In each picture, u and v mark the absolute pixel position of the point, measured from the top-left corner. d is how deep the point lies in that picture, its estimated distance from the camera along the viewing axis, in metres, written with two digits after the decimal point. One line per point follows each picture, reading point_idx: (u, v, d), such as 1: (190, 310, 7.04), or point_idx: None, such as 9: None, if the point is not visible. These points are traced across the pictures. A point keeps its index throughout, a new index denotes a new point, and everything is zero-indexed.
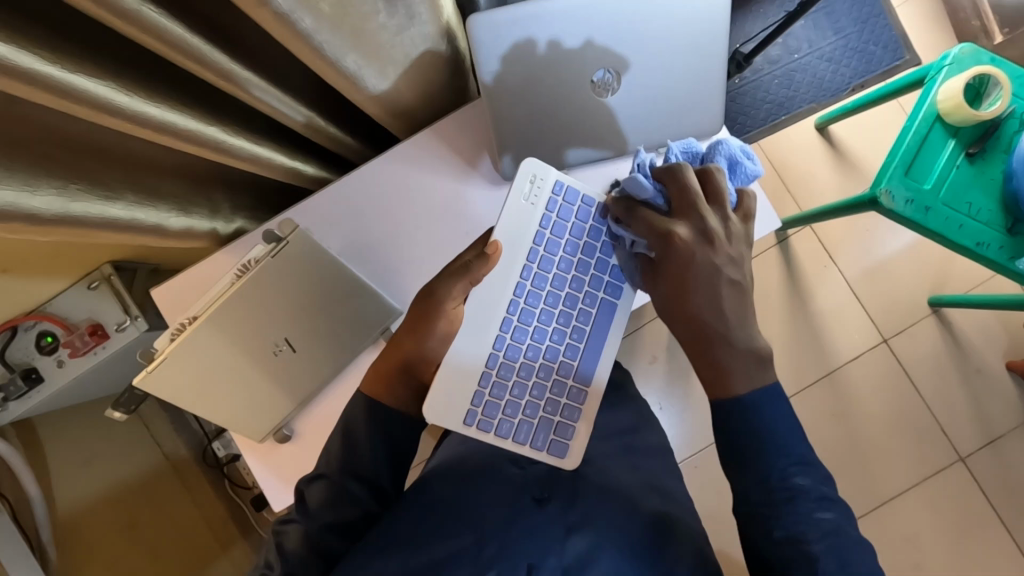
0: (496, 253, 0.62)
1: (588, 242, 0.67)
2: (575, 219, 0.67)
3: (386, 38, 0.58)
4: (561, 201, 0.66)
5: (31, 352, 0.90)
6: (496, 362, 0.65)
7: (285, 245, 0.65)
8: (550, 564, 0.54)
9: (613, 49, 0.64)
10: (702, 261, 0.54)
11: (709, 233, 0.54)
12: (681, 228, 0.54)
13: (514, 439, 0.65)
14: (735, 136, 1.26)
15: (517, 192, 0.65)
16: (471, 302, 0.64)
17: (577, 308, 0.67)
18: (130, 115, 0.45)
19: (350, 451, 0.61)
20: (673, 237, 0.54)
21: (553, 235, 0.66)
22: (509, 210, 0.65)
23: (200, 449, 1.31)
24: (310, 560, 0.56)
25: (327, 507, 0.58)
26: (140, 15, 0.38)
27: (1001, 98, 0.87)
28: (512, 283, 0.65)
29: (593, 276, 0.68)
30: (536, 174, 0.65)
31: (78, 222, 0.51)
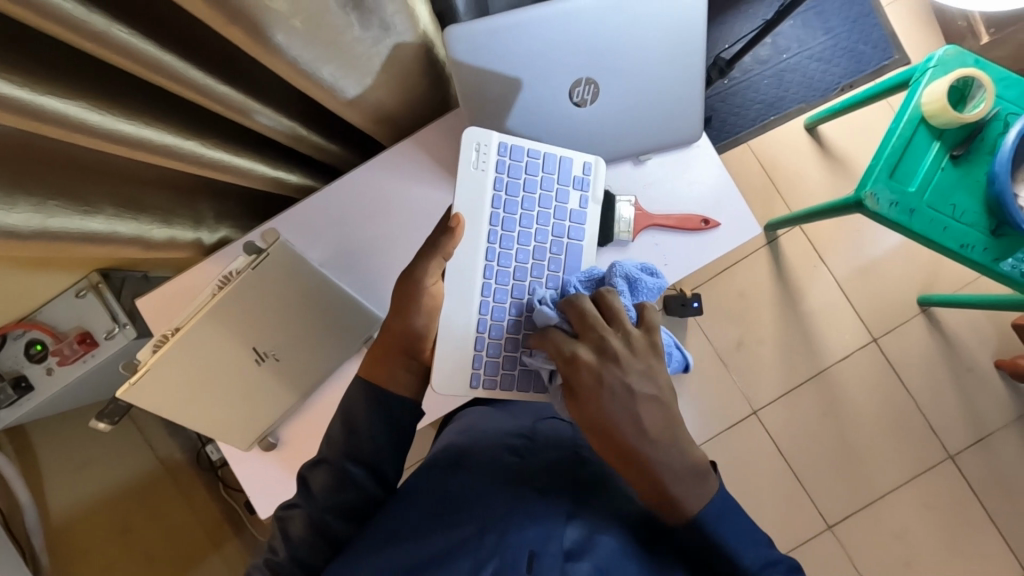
0: (461, 226, 0.61)
1: (542, 193, 0.67)
2: (525, 174, 0.67)
3: (363, 49, 0.58)
4: (509, 161, 0.66)
5: (20, 360, 0.90)
6: (486, 325, 0.65)
7: (265, 257, 0.64)
8: (551, 550, 0.51)
9: (591, 60, 0.65)
10: (609, 382, 0.51)
11: (610, 353, 0.52)
12: (583, 349, 0.53)
13: (518, 390, 0.66)
14: (725, 137, 1.28)
15: (464, 164, 0.64)
16: (449, 281, 0.65)
17: (546, 257, 0.67)
18: (105, 133, 0.46)
19: (351, 435, 0.60)
20: (576, 360, 0.53)
21: (508, 194, 0.66)
22: (461, 185, 0.65)
23: (194, 452, 1.25)
24: (316, 543, 0.58)
25: (330, 492, 0.58)
26: (109, 36, 0.39)
27: (984, 99, 0.88)
28: (481, 252, 0.65)
29: (554, 224, 0.68)
30: (478, 141, 0.64)
31: (54, 237, 0.51)
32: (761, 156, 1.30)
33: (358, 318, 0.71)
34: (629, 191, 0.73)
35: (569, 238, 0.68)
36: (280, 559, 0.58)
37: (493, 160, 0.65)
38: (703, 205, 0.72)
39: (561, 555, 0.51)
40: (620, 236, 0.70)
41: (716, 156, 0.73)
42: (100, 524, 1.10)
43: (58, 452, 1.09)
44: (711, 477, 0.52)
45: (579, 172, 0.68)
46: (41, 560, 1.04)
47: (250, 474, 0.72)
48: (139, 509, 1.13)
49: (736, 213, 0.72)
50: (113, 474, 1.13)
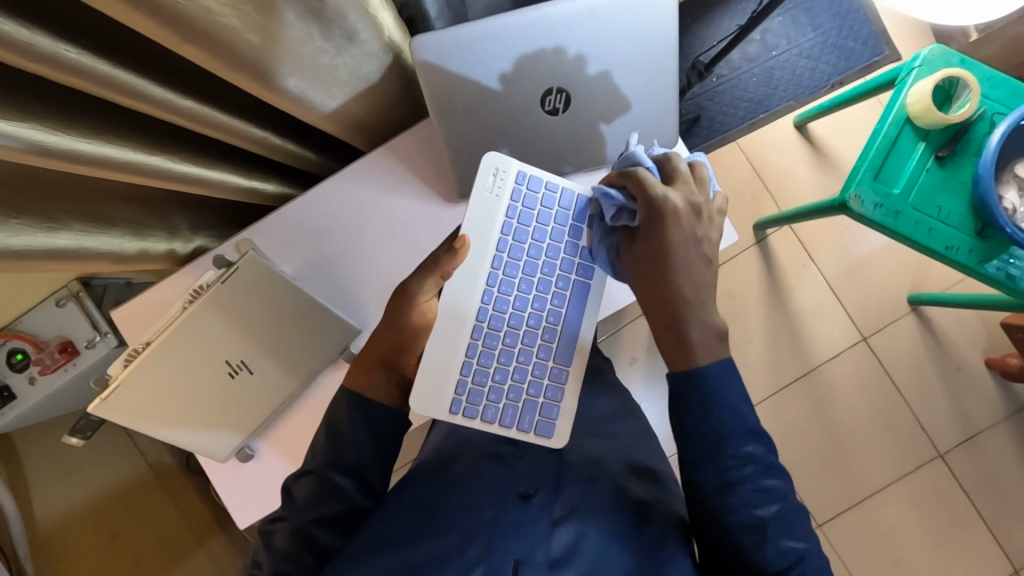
0: (462, 246, 0.60)
1: (555, 227, 0.68)
2: (540, 206, 0.67)
3: (328, 60, 0.58)
4: (525, 191, 0.67)
5: (3, 369, 0.90)
6: (476, 350, 0.65)
7: (234, 271, 0.65)
8: (537, 559, 0.50)
9: (560, 71, 0.66)
10: (686, 230, 0.54)
11: (695, 206, 0.55)
12: (674, 196, 0.54)
13: (500, 423, 0.65)
14: (712, 137, 1.26)
15: (480, 186, 0.66)
16: (443, 299, 0.64)
17: (550, 291, 0.66)
18: (61, 154, 0.45)
19: (333, 443, 0.59)
20: (666, 203, 0.53)
21: (520, 223, 0.66)
22: (474, 206, 0.66)
23: (185, 455, 1.17)
24: (300, 555, 0.56)
25: (313, 502, 0.58)
26: (58, 57, 0.38)
27: (970, 99, 0.87)
28: (483, 276, 0.65)
29: (563, 259, 0.67)
30: (498, 167, 0.66)
31: (18, 256, 0.50)
32: (749, 155, 1.29)
33: (335, 330, 0.70)
34: None
35: (576, 276, 0.67)
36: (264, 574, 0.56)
37: (509, 188, 0.66)
38: None
39: (547, 564, 0.50)
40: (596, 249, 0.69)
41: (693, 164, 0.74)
42: (83, 530, 1.12)
43: (45, 457, 1.12)
44: None
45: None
46: (25, 567, 1.08)
47: (228, 484, 0.72)
48: (128, 514, 1.14)
49: None
50: (102, 482, 1.14)
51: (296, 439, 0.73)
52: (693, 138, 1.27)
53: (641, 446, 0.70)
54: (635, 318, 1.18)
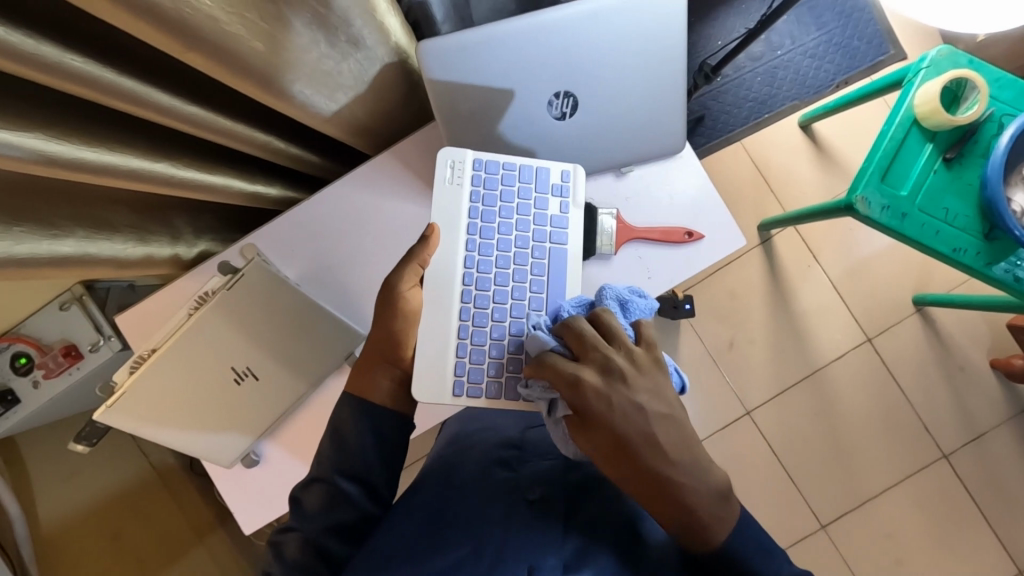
0: (434, 233, 0.62)
1: (520, 201, 0.67)
2: (501, 185, 0.67)
3: (332, 66, 0.58)
4: (484, 175, 0.67)
5: (8, 373, 0.90)
6: (467, 330, 0.64)
7: (240, 277, 0.65)
8: (549, 564, 0.51)
9: (567, 75, 0.66)
10: (618, 403, 0.47)
11: (615, 371, 0.48)
12: (587, 371, 0.48)
13: (507, 397, 0.62)
14: (716, 137, 1.25)
15: (439, 181, 0.66)
16: (427, 288, 0.64)
17: (528, 262, 0.66)
18: (65, 162, 0.44)
19: (341, 449, 0.59)
20: (580, 385, 0.48)
21: (485, 205, 0.66)
22: (437, 201, 0.66)
23: (189, 458, 1.19)
24: (311, 563, 0.56)
25: (323, 511, 0.57)
26: (62, 66, 0.38)
27: (978, 102, 0.86)
28: (459, 261, 0.65)
29: (534, 230, 0.67)
30: (454, 158, 0.66)
31: (20, 263, 0.50)
32: (754, 156, 1.28)
33: (339, 333, 0.70)
34: (611, 205, 0.73)
35: (551, 243, 0.67)
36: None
37: (469, 175, 0.66)
38: (685, 216, 0.73)
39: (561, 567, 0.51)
40: (603, 249, 0.70)
41: (699, 168, 0.74)
42: (84, 531, 1.12)
43: (48, 459, 1.12)
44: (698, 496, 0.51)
45: (558, 180, 0.68)
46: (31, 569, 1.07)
47: (233, 490, 0.72)
48: (133, 515, 1.14)
49: (719, 223, 0.73)
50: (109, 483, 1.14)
51: (303, 444, 0.73)
52: (697, 138, 1.26)
53: None
54: None
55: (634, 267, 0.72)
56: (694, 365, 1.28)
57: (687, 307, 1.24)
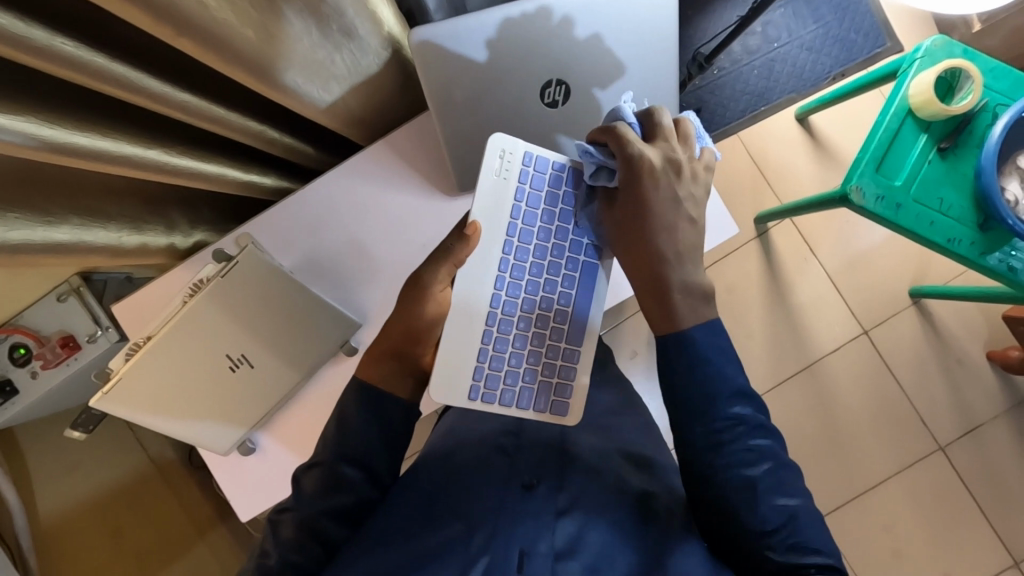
0: (475, 233, 0.59)
1: (563, 208, 0.65)
2: (548, 187, 0.64)
3: (325, 55, 0.58)
4: (532, 172, 0.64)
5: (5, 364, 0.91)
6: (491, 337, 0.63)
7: (234, 265, 0.65)
8: (541, 549, 0.52)
9: (560, 62, 0.66)
10: (663, 187, 0.55)
11: (675, 163, 0.55)
12: (651, 153, 0.54)
13: (517, 406, 0.63)
14: (713, 130, 1.24)
15: (486, 169, 0.63)
16: (455, 288, 0.62)
17: (560, 273, 0.65)
18: (58, 148, 0.45)
19: (342, 434, 0.59)
20: (640, 160, 0.54)
21: (529, 206, 0.64)
22: (481, 191, 0.63)
23: (187, 450, 1.17)
24: (307, 544, 0.56)
25: (321, 494, 0.57)
26: (53, 50, 0.38)
27: (972, 91, 0.86)
28: (494, 263, 0.63)
29: (572, 241, 0.66)
30: (505, 148, 0.63)
31: (15, 251, 0.50)
32: (750, 150, 1.29)
33: (335, 323, 0.70)
34: None
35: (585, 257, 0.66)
36: (270, 563, 0.56)
37: (517, 169, 0.63)
38: None
39: (551, 554, 0.52)
40: None
41: None
42: (83, 525, 1.13)
43: (45, 452, 1.13)
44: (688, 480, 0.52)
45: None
46: (30, 561, 1.09)
47: (230, 478, 0.73)
48: (132, 506, 1.15)
49: (714, 213, 0.73)
50: (107, 475, 1.15)
51: (299, 430, 0.73)
52: None
53: (644, 440, 0.70)
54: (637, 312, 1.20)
55: None
56: None
57: None
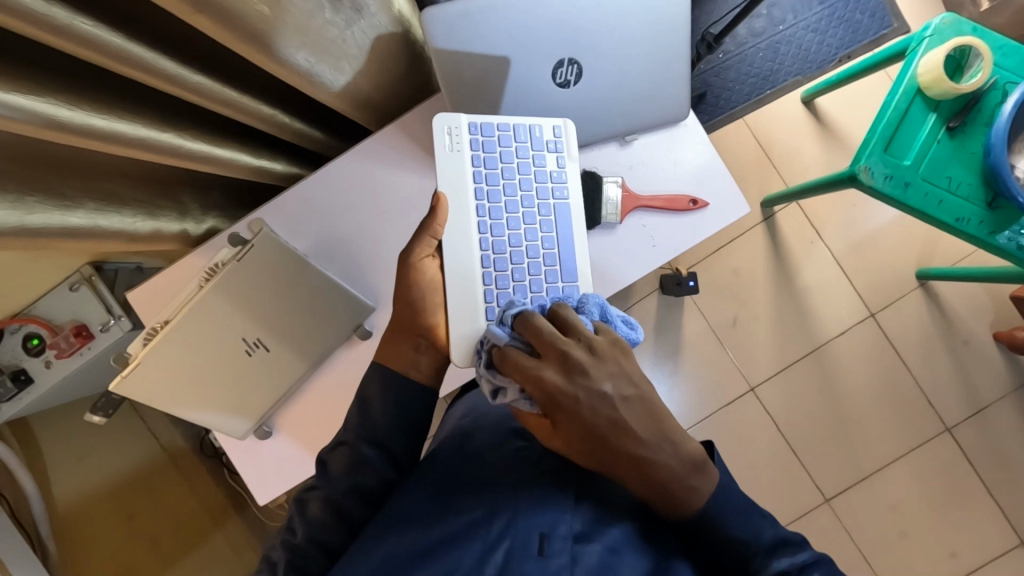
0: (440, 204, 0.63)
1: (519, 161, 0.68)
2: (499, 147, 0.67)
3: (336, 34, 0.58)
4: (481, 139, 0.67)
5: (19, 354, 0.91)
6: (492, 296, 0.64)
7: (251, 248, 0.66)
8: (560, 532, 0.52)
9: (570, 43, 0.66)
10: (581, 395, 0.48)
11: (575, 365, 0.49)
12: (548, 369, 0.49)
13: None
14: (719, 114, 1.26)
15: (439, 150, 0.66)
16: (445, 261, 0.64)
17: (536, 222, 0.67)
18: (76, 128, 0.45)
19: (365, 417, 0.61)
20: (542, 381, 0.49)
21: (487, 168, 0.67)
22: (439, 170, 0.66)
23: (198, 439, 1.23)
24: (332, 523, 0.57)
25: (347, 473, 0.59)
26: (74, 29, 0.38)
27: (982, 69, 0.86)
28: (473, 228, 0.65)
29: (537, 189, 0.68)
30: (448, 124, 0.66)
31: (35, 233, 0.50)
32: (755, 132, 1.28)
33: (347, 305, 0.71)
34: (615, 172, 0.74)
35: (554, 200, 0.68)
36: (297, 541, 0.57)
37: (467, 140, 0.66)
38: (690, 183, 0.73)
39: (571, 536, 0.52)
40: (608, 218, 0.71)
41: (704, 136, 0.75)
42: (96, 514, 1.14)
43: (60, 443, 1.13)
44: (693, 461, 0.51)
45: (549, 137, 0.68)
46: (48, 546, 1.08)
47: (246, 461, 0.74)
48: (148, 494, 1.16)
49: (723, 192, 0.73)
50: (121, 463, 1.16)
51: (311, 414, 0.74)
52: (699, 114, 1.26)
53: None
54: (642, 298, 1.30)
55: (638, 236, 0.73)
56: (697, 342, 1.29)
57: (691, 284, 1.23)
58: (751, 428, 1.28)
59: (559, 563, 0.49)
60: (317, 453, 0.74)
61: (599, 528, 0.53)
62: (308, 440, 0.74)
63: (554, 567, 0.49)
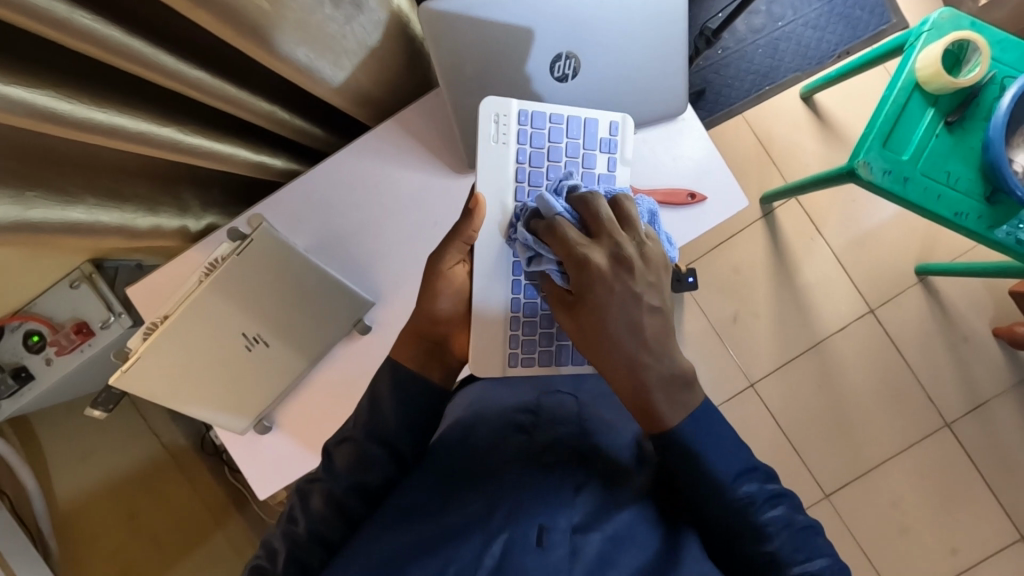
0: (479, 207, 0.60)
1: (568, 161, 0.66)
2: (548, 142, 0.65)
3: (335, 29, 0.58)
4: (530, 131, 0.65)
5: (19, 351, 0.91)
6: (520, 306, 0.64)
7: (250, 243, 0.66)
8: (560, 524, 0.52)
9: (566, 38, 0.67)
10: (619, 291, 0.49)
11: (623, 259, 0.49)
12: (597, 253, 0.49)
13: (557, 364, 0.65)
14: (719, 110, 1.26)
15: (484, 138, 0.63)
16: (477, 263, 0.63)
17: None
18: (78, 123, 0.45)
19: (376, 413, 0.61)
20: (588, 264, 0.49)
21: (533, 166, 0.64)
22: (482, 159, 0.63)
23: (198, 437, 1.23)
24: (332, 517, 0.58)
25: (351, 469, 0.59)
26: (74, 23, 0.38)
27: (980, 64, 0.86)
28: (509, 231, 0.63)
29: None
30: (498, 111, 0.63)
31: (36, 228, 0.51)
32: (755, 128, 1.28)
33: (348, 301, 0.71)
34: None
35: None
36: (300, 532, 0.57)
37: (514, 131, 0.64)
38: (689, 177, 0.73)
39: (570, 529, 0.52)
40: None
41: (702, 130, 0.74)
42: (96, 512, 1.14)
43: (60, 441, 1.13)
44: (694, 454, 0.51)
45: (605, 133, 0.67)
46: (50, 544, 1.09)
47: (245, 457, 0.74)
48: (148, 492, 1.17)
49: (721, 185, 0.73)
50: (122, 461, 1.16)
51: (310, 410, 0.74)
52: (699, 111, 1.27)
53: None
54: None
55: None
56: (697, 338, 1.30)
57: (691, 280, 1.24)
58: (751, 424, 1.28)
59: (559, 554, 0.50)
60: (317, 448, 0.74)
61: (598, 521, 0.54)
62: (307, 435, 0.74)
63: (554, 558, 0.50)
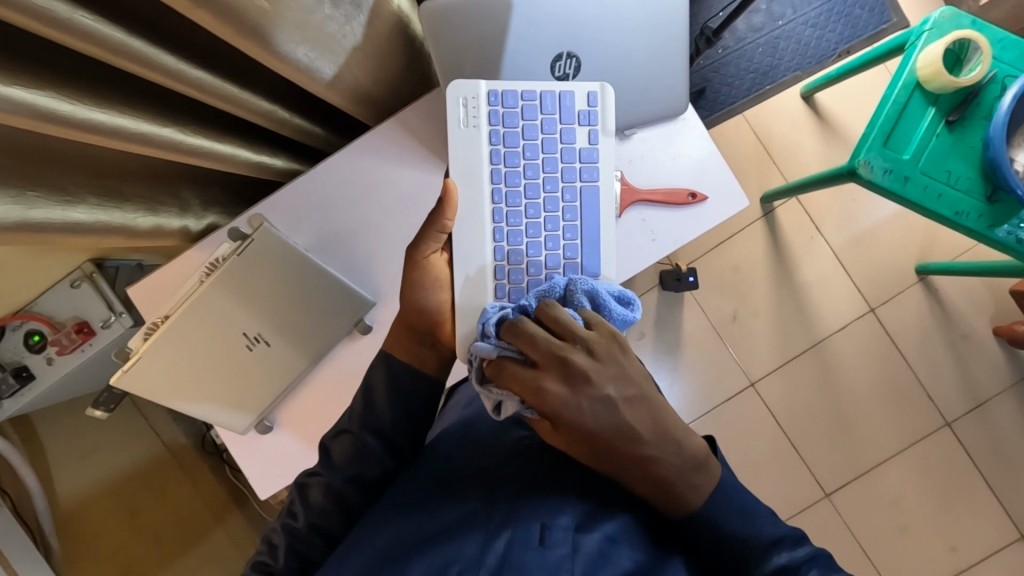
0: (450, 193, 0.61)
1: (545, 138, 0.65)
2: (522, 121, 0.65)
3: (335, 29, 0.58)
4: (502, 111, 0.65)
5: (20, 351, 0.91)
6: (503, 291, 0.63)
7: (251, 243, 0.67)
8: (561, 523, 0.52)
9: (567, 37, 0.67)
10: (582, 404, 0.45)
11: (574, 374, 0.46)
12: (547, 380, 0.46)
13: None
14: (721, 108, 1.25)
15: (453, 123, 0.64)
16: (456, 253, 0.63)
17: (559, 208, 0.65)
18: (78, 123, 0.45)
19: (371, 409, 0.60)
20: (542, 392, 0.46)
21: (507, 146, 0.65)
22: (454, 144, 0.64)
23: (199, 436, 1.24)
24: (332, 510, 0.59)
25: (349, 461, 0.59)
26: (74, 23, 0.38)
27: (980, 63, 0.86)
28: (487, 215, 0.64)
29: (563, 169, 0.66)
30: (465, 95, 0.63)
31: (37, 228, 0.50)
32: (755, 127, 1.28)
33: (348, 300, 0.71)
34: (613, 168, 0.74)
35: (581, 182, 0.66)
36: (299, 526, 0.58)
37: (485, 113, 0.64)
38: (689, 177, 0.73)
39: (572, 526, 0.52)
40: None
41: (702, 130, 0.75)
42: (97, 512, 1.14)
43: (62, 440, 1.13)
44: (693, 453, 0.51)
45: (583, 106, 0.65)
46: (52, 542, 1.09)
47: (247, 455, 0.74)
48: (149, 490, 1.17)
49: (721, 185, 0.73)
50: (122, 460, 1.16)
51: (311, 409, 0.74)
52: (699, 110, 1.25)
53: None
54: (642, 294, 1.30)
55: (636, 230, 0.73)
56: (697, 337, 1.30)
57: (691, 280, 1.26)
58: (751, 423, 1.29)
59: (560, 552, 0.49)
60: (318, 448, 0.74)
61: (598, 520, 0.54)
62: (308, 434, 0.74)
63: (554, 557, 0.48)
